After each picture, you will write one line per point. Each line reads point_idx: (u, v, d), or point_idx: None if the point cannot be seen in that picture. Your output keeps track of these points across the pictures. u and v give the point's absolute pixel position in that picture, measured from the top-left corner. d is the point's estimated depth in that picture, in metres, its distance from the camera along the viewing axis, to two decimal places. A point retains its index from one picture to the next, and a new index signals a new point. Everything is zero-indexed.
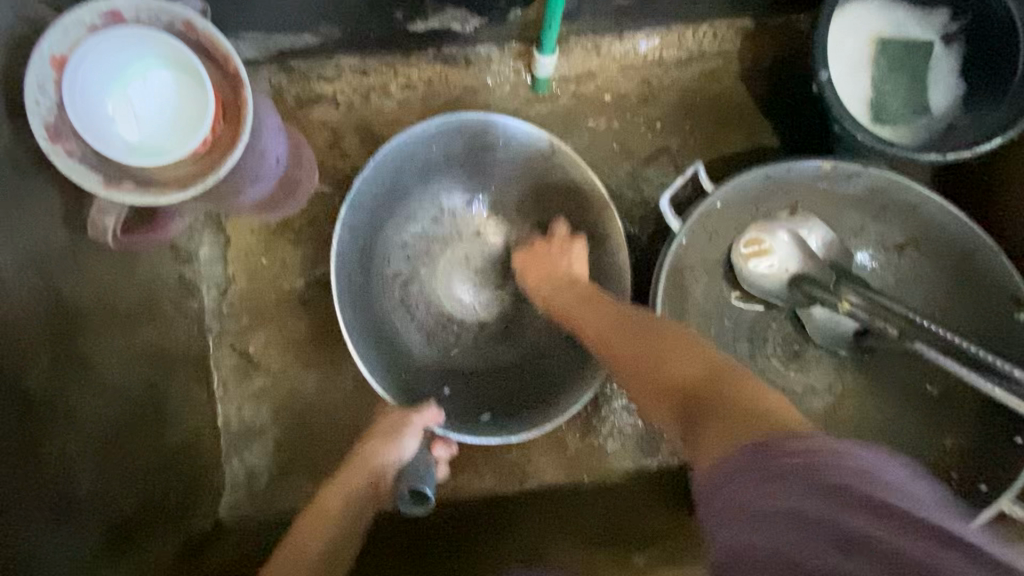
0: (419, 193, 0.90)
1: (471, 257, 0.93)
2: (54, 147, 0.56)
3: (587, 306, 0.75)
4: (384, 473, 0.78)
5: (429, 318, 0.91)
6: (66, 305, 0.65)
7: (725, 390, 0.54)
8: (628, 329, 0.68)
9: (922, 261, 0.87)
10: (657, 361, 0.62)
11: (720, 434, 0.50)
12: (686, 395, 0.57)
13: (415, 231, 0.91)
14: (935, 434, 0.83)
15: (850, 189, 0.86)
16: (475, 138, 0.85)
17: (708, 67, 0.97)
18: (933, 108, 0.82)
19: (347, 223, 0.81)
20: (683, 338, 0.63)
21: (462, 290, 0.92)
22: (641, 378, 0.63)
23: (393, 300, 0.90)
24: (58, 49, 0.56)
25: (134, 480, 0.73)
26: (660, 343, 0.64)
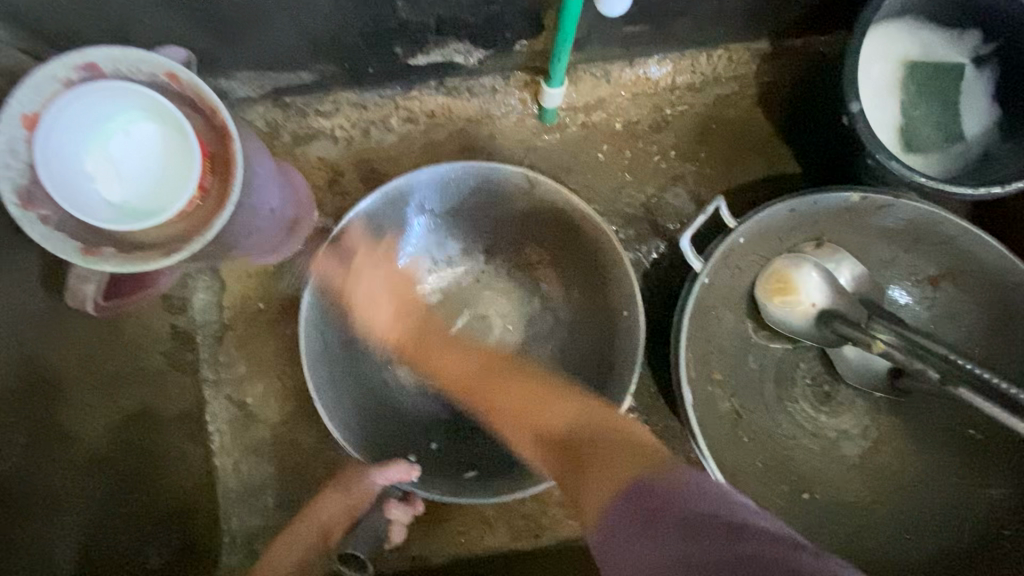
0: (405, 244, 0.86)
1: (476, 306, 0.89)
2: (26, 213, 0.51)
3: (449, 348, 0.82)
4: (332, 528, 0.77)
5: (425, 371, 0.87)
6: (45, 375, 0.60)
7: (587, 445, 0.59)
8: (517, 396, 0.71)
9: (958, 295, 0.82)
10: (556, 417, 0.65)
11: (619, 476, 0.52)
12: (575, 452, 0.59)
13: (406, 285, 0.87)
14: (980, 486, 0.76)
15: (885, 222, 0.81)
16: (451, 189, 0.81)
17: (723, 92, 0.93)
18: (967, 135, 0.78)
19: (323, 292, 0.78)
20: (559, 394, 0.69)
21: (468, 343, 0.88)
22: (523, 422, 0.68)
23: (387, 360, 0.86)
24: (31, 108, 0.51)
25: (120, 558, 0.67)
26: (529, 397, 0.70)
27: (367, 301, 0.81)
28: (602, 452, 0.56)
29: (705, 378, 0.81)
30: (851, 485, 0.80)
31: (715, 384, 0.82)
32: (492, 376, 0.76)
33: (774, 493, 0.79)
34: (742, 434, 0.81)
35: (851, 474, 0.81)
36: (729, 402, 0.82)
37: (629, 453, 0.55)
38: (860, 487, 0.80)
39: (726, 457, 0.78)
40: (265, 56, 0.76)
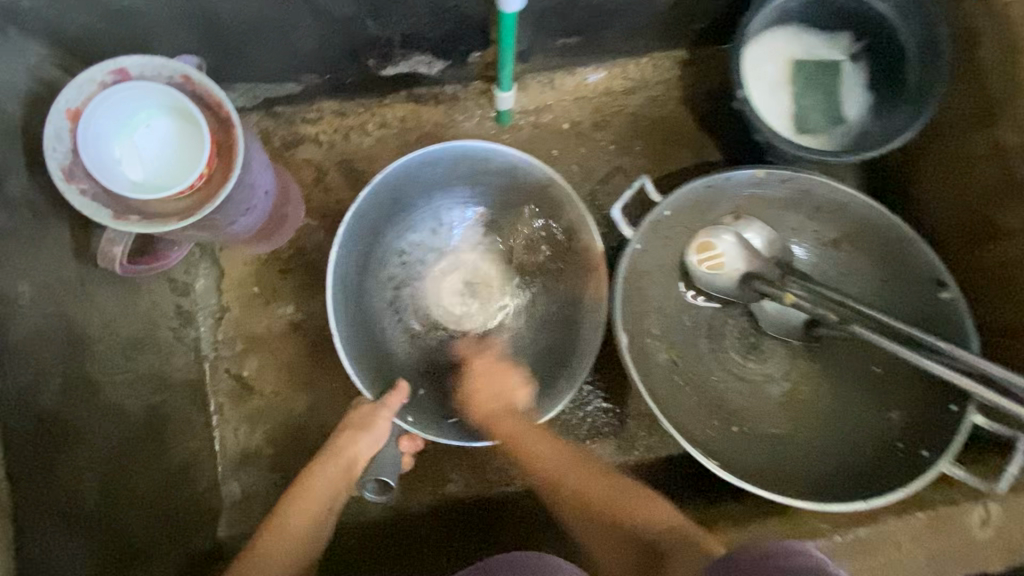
0: (421, 203, 0.96)
1: (467, 269, 1.00)
2: (69, 186, 0.64)
3: (561, 452, 0.83)
4: (355, 465, 0.84)
5: (415, 320, 0.98)
6: (74, 330, 0.71)
7: (654, 526, 0.74)
8: (573, 460, 0.83)
9: (854, 254, 0.97)
10: (622, 501, 0.78)
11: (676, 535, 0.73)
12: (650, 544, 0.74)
13: (414, 240, 0.98)
14: (880, 411, 0.88)
15: (783, 191, 0.94)
16: (479, 163, 0.92)
17: (653, 94, 1.09)
18: (847, 118, 0.93)
19: (351, 233, 0.88)
20: (589, 466, 0.82)
21: (456, 300, 0.99)
22: (582, 488, 0.80)
23: (384, 304, 0.96)
24: (73, 104, 0.65)
25: (136, 497, 0.77)
26: (596, 475, 0.82)
27: (510, 433, 0.84)
28: (671, 559, 0.71)
29: (644, 333, 0.94)
30: (774, 420, 0.92)
31: (654, 338, 0.95)
32: (566, 455, 0.83)
33: (708, 429, 0.90)
34: (679, 380, 0.93)
35: (774, 411, 0.93)
36: (667, 353, 0.95)
37: (690, 553, 0.70)
38: (782, 420, 0.92)
39: (663, 399, 0.90)
40: (258, 70, 0.90)
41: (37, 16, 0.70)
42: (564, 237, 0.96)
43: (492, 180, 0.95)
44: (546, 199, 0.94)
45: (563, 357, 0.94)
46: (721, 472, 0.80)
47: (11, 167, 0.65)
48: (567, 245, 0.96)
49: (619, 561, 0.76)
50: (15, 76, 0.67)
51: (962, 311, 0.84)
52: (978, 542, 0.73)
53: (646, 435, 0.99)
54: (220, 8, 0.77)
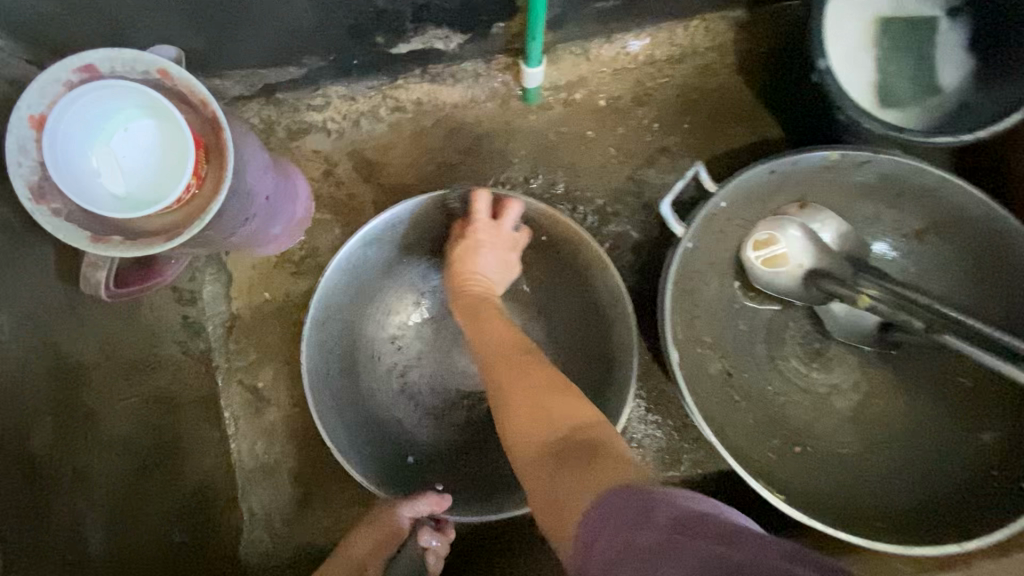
0: (391, 280, 0.87)
1: None
2: (38, 206, 0.56)
3: (503, 333, 0.71)
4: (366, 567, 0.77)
5: (431, 400, 0.88)
6: (67, 361, 0.65)
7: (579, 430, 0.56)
8: (517, 371, 0.65)
9: (941, 247, 0.83)
10: (518, 390, 0.62)
11: (592, 483, 0.50)
12: (565, 441, 0.56)
13: (401, 321, 0.89)
14: (968, 430, 0.77)
15: (861, 178, 0.82)
16: (421, 218, 0.83)
17: (703, 62, 0.95)
18: (943, 86, 0.78)
19: (322, 342, 0.79)
20: (529, 371, 0.65)
21: (467, 364, 0.89)
22: (506, 403, 0.62)
23: (390, 396, 0.87)
24: (36, 109, 0.56)
25: (147, 530, 0.72)
26: (542, 385, 0.62)
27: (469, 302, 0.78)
28: (581, 447, 0.55)
29: (695, 340, 0.83)
30: (843, 437, 0.81)
31: (705, 346, 0.84)
32: (497, 344, 0.70)
33: (768, 448, 0.80)
34: (734, 393, 0.83)
35: (842, 427, 0.82)
36: (720, 363, 0.84)
37: (614, 466, 0.52)
38: (853, 439, 0.81)
39: (717, 415, 0.80)
40: (254, 52, 0.80)
41: None
42: (569, 258, 0.85)
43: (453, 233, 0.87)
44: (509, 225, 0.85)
45: (601, 369, 0.84)
46: (781, 505, 0.70)
47: None
48: (575, 265, 0.85)
49: (528, 429, 0.58)
50: None
51: None
52: None
53: (691, 448, 0.90)
54: None
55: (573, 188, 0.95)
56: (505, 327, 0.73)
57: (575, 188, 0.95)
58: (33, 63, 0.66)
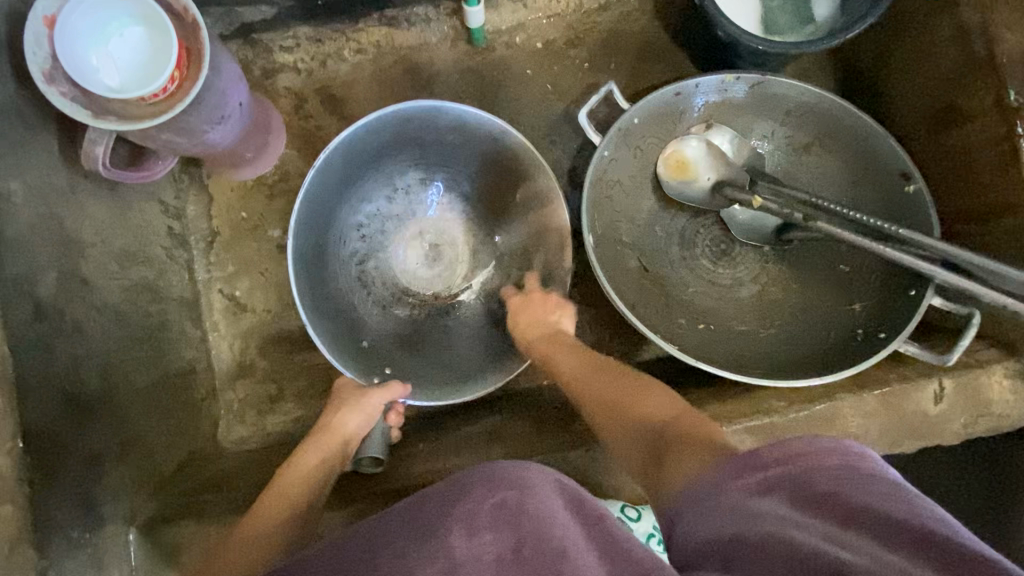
0: (372, 175, 0.98)
1: (428, 235, 1.04)
2: (49, 88, 0.68)
3: (581, 360, 0.83)
4: (351, 440, 0.83)
5: (383, 291, 1.00)
6: (67, 234, 0.76)
7: (670, 431, 0.67)
8: (614, 378, 0.79)
9: (824, 157, 0.96)
10: (611, 399, 0.76)
11: (692, 450, 0.62)
12: (656, 439, 0.67)
13: (370, 211, 1.00)
14: (844, 305, 0.90)
15: (751, 96, 0.95)
16: (422, 125, 0.93)
17: (626, 9, 1.09)
18: (817, 18, 0.92)
19: (305, 222, 0.89)
20: (613, 400, 0.75)
21: (417, 265, 1.03)
22: (616, 419, 0.73)
23: (348, 279, 0.98)
24: (49, 11, 0.68)
25: (137, 392, 0.82)
26: (643, 393, 0.74)
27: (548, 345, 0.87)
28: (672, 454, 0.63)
29: (615, 239, 0.97)
30: (742, 318, 0.94)
31: (624, 245, 0.97)
32: (554, 339, 0.87)
33: (675, 326, 0.94)
34: (648, 284, 0.96)
35: (743, 311, 0.95)
36: (638, 260, 0.97)
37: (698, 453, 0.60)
38: (749, 319, 0.94)
39: (629, 298, 0.94)
40: None
41: None
42: (519, 180, 0.97)
43: (429, 143, 0.97)
44: (499, 154, 0.96)
45: (538, 273, 0.97)
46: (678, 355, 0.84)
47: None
48: (518, 185, 0.98)
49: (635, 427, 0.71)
50: None
51: (925, 203, 0.85)
52: (928, 416, 0.76)
53: (621, 341, 1.00)
54: None
55: (516, 119, 1.08)
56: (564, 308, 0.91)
57: (517, 120, 1.09)
58: None
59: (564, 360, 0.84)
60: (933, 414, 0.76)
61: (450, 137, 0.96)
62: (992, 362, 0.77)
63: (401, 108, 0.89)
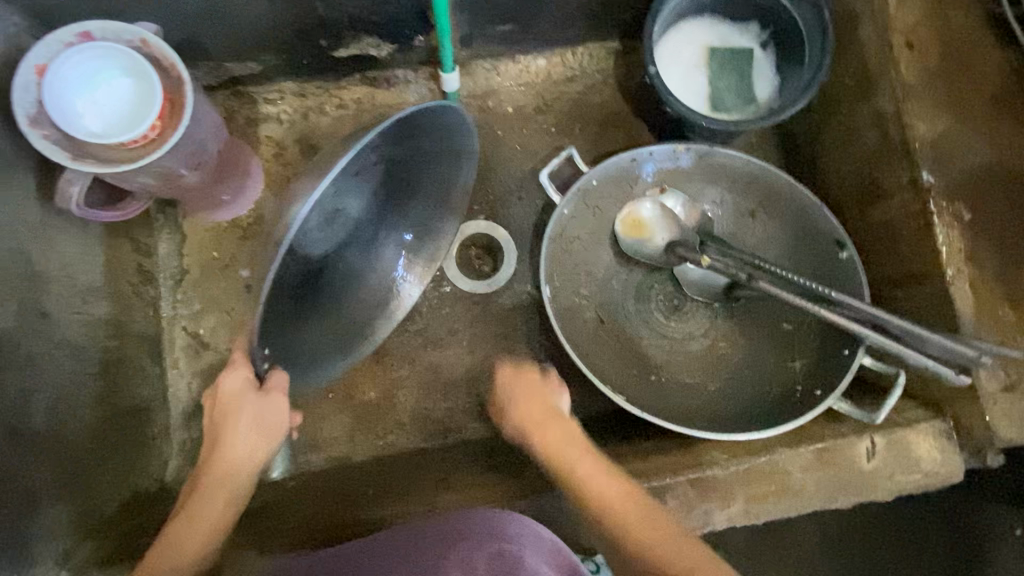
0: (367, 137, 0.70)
1: (341, 203, 0.79)
2: (31, 130, 0.72)
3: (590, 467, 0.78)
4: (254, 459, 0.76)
5: (286, 258, 0.70)
6: (34, 268, 0.78)
7: (655, 548, 0.70)
8: (612, 477, 0.77)
9: (768, 222, 1.03)
10: (618, 511, 0.74)
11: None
12: (646, 550, 0.70)
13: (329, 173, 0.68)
14: (786, 362, 0.96)
15: (701, 164, 1.03)
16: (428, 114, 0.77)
17: (590, 82, 1.18)
18: (757, 99, 1.02)
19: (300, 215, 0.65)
20: (623, 510, 0.73)
21: (316, 230, 0.76)
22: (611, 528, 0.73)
23: (269, 258, 0.67)
24: (41, 60, 0.73)
25: (85, 427, 0.82)
26: (646, 510, 0.73)
27: (556, 446, 0.81)
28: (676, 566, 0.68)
29: (573, 292, 1.02)
30: (691, 371, 1.00)
31: (582, 298, 1.02)
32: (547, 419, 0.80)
33: (627, 378, 0.98)
34: (603, 336, 1.01)
35: (692, 365, 1.00)
36: (594, 312, 1.02)
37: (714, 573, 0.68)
38: (698, 372, 0.99)
39: (583, 349, 0.98)
40: (219, 48, 0.99)
41: None
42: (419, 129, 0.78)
43: (426, 142, 0.83)
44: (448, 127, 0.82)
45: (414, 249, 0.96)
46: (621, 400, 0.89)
47: None
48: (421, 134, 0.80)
49: (625, 541, 0.71)
50: None
51: (855, 269, 0.92)
52: (863, 472, 0.79)
53: (578, 391, 1.04)
54: None
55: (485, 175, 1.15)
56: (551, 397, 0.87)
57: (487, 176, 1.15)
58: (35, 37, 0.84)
59: (581, 465, 0.78)
60: (867, 470, 0.79)
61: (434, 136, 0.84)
62: (918, 422, 0.82)
63: (437, 106, 0.74)
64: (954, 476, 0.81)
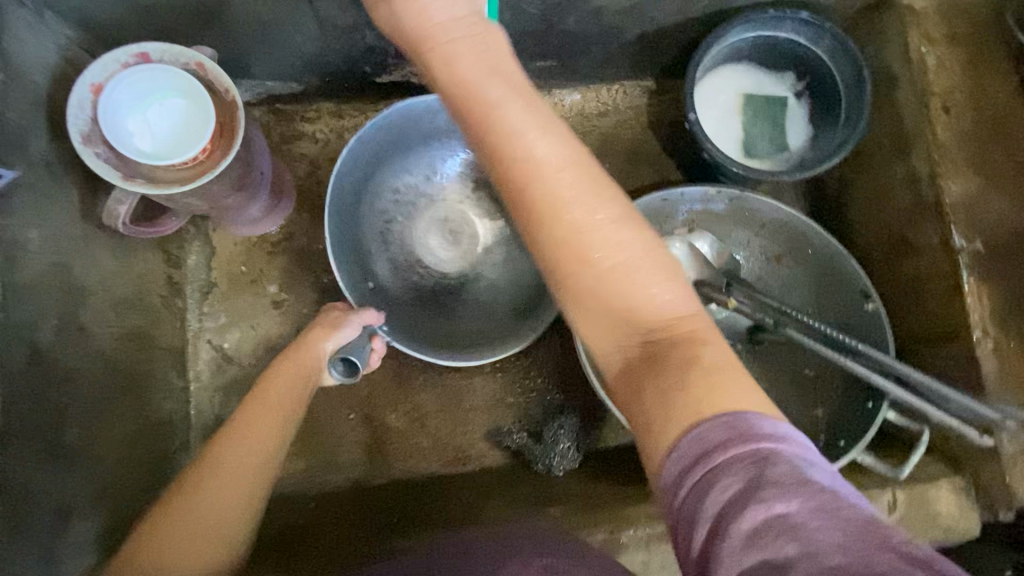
0: (400, 161, 1.05)
1: (451, 221, 1.10)
2: (85, 149, 0.73)
3: (559, 133, 0.54)
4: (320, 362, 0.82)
5: (398, 257, 1.06)
6: (75, 283, 0.79)
7: (682, 349, 0.51)
8: (584, 185, 0.53)
9: (794, 268, 1.05)
10: (592, 275, 0.52)
11: (685, 408, 0.47)
12: (641, 350, 0.52)
13: (407, 184, 1.07)
14: (808, 409, 0.97)
15: (731, 208, 1.05)
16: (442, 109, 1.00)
17: (623, 117, 1.19)
18: (789, 147, 1.04)
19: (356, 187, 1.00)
20: (612, 286, 0.53)
21: (439, 248, 1.08)
22: (571, 289, 0.53)
23: (372, 243, 1.04)
24: (97, 80, 0.74)
25: (114, 440, 0.82)
26: (640, 264, 0.53)
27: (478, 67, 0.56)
28: (685, 372, 0.49)
29: None
30: None
31: None
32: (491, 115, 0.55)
33: None
34: None
35: None
36: None
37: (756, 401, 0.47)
38: None
39: None
40: (262, 67, 0.99)
41: (74, 7, 0.80)
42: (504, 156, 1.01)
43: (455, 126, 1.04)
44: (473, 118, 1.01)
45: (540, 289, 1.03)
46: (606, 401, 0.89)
47: (35, 132, 0.74)
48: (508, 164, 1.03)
49: (598, 326, 0.54)
50: (48, 54, 0.77)
51: (880, 322, 0.93)
52: None
53: (597, 424, 1.06)
54: (236, 12, 0.86)
55: None
56: (514, 67, 0.57)
57: None
58: (87, 51, 0.85)
59: (549, 153, 0.53)
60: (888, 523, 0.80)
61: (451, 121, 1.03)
62: (937, 478, 0.83)
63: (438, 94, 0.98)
64: (972, 530, 0.81)
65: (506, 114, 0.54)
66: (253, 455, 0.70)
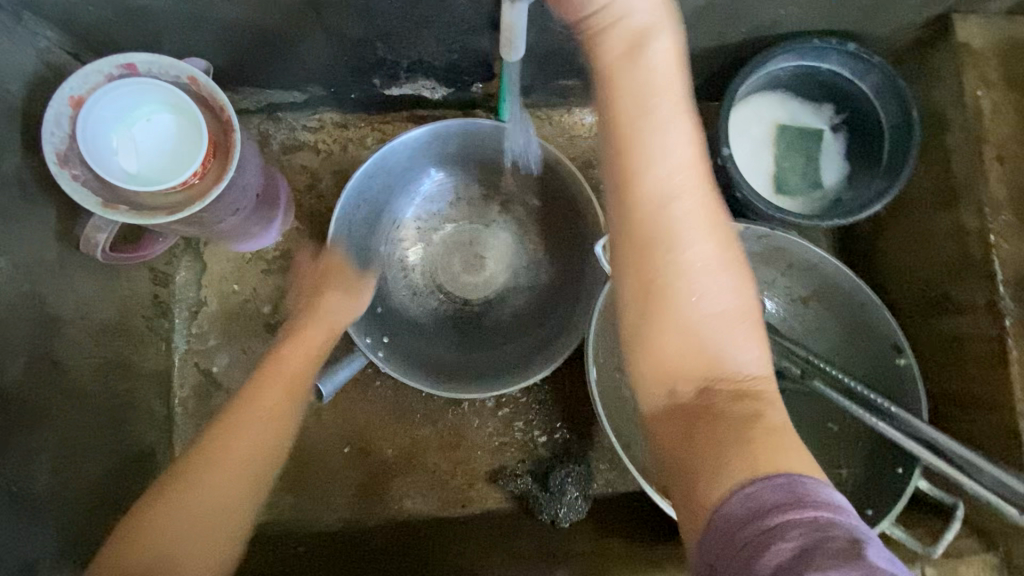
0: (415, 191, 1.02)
1: (474, 243, 1.05)
2: (61, 171, 0.65)
3: (697, 169, 0.56)
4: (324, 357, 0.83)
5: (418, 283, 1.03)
6: (47, 313, 0.72)
7: (750, 409, 0.52)
8: (703, 231, 0.56)
9: (822, 313, 0.99)
10: (679, 321, 0.55)
11: (740, 462, 0.47)
12: (698, 403, 0.53)
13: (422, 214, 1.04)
14: (831, 468, 0.92)
15: (759, 247, 0.97)
16: (444, 138, 0.95)
17: None
18: (824, 184, 0.97)
19: (366, 221, 0.97)
20: (698, 327, 0.55)
21: (461, 273, 1.04)
22: (651, 327, 0.56)
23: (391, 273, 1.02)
24: (77, 92, 0.67)
25: (87, 481, 0.76)
26: (727, 321, 0.55)
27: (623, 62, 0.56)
28: (757, 437, 0.50)
29: None
30: None
31: None
32: (627, 125, 0.56)
33: None
34: None
35: None
36: None
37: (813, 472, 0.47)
38: None
39: None
40: (262, 75, 0.92)
41: (55, 8, 0.72)
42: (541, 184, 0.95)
43: (470, 151, 0.98)
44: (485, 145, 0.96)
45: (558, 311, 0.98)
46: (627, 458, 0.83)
47: (6, 147, 0.66)
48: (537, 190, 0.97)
49: (666, 371, 0.55)
50: (24, 60, 0.70)
51: (913, 380, 0.87)
52: None
53: (606, 468, 1.00)
54: (235, 19, 0.79)
55: None
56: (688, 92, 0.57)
57: None
58: (70, 54, 0.78)
59: (684, 191, 0.56)
60: None
61: (458, 148, 0.98)
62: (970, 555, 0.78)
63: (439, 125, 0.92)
64: None
65: (648, 116, 0.55)
66: (256, 446, 0.70)
